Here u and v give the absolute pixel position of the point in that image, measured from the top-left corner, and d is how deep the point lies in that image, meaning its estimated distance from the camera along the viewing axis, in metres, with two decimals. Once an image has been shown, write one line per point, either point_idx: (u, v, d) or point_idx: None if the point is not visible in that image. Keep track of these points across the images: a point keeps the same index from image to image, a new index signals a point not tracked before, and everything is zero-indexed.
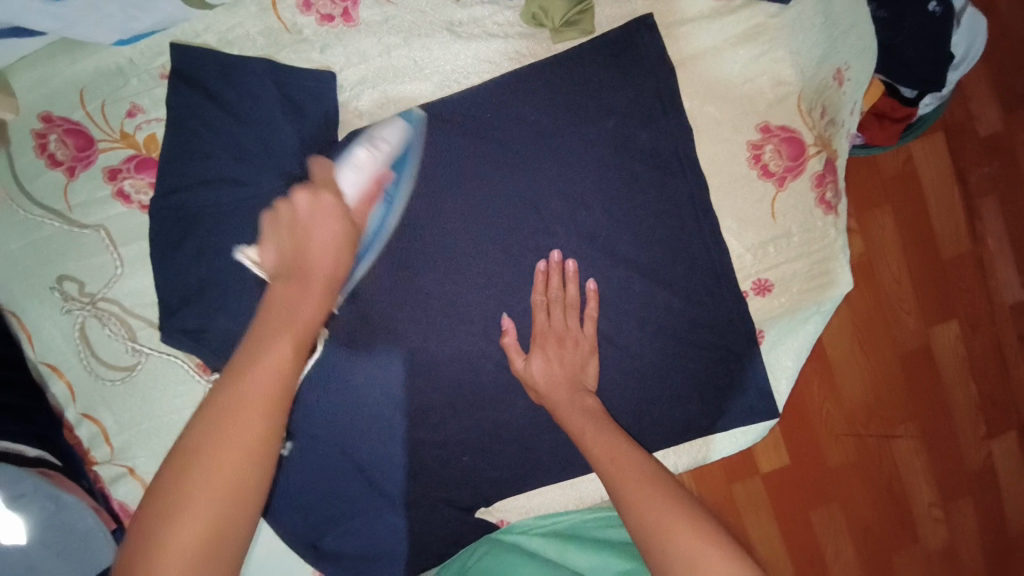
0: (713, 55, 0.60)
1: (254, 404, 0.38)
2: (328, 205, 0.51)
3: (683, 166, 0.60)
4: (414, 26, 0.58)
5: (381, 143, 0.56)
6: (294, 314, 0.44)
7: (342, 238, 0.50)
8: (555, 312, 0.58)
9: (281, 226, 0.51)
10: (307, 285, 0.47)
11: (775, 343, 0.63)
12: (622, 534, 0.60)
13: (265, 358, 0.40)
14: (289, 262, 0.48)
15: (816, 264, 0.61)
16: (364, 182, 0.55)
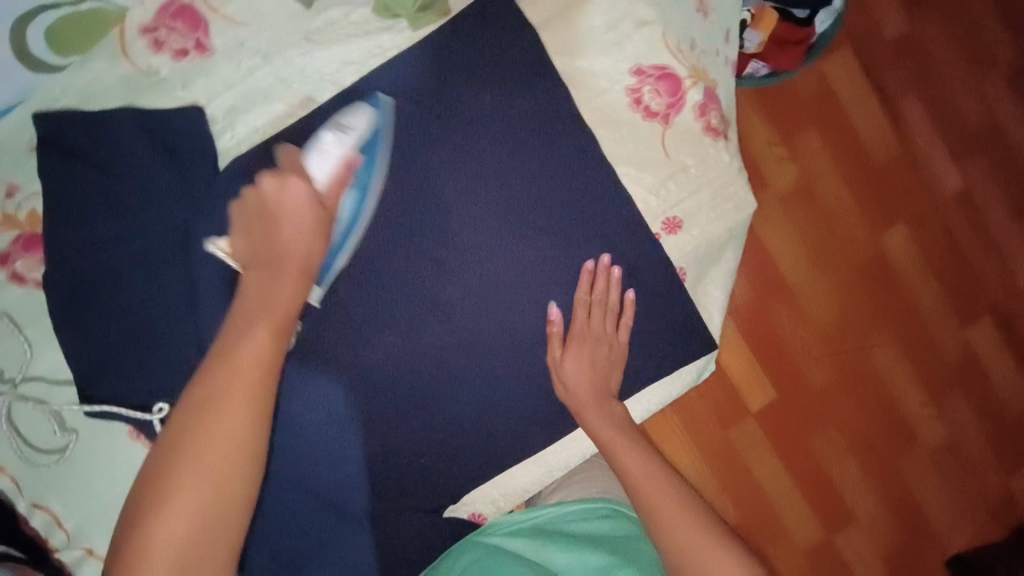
0: (571, 10, 0.60)
1: (240, 400, 0.39)
2: (300, 186, 0.47)
3: (570, 125, 0.60)
4: (272, 43, 0.57)
5: (347, 127, 0.54)
6: (265, 305, 0.43)
7: (318, 217, 0.47)
8: (596, 315, 0.60)
9: (250, 215, 0.47)
10: (276, 271, 0.45)
11: (699, 277, 0.64)
12: (603, 527, 0.62)
13: (240, 341, 0.41)
14: (259, 254, 0.46)
15: (718, 191, 0.63)
16: (337, 166, 0.51)
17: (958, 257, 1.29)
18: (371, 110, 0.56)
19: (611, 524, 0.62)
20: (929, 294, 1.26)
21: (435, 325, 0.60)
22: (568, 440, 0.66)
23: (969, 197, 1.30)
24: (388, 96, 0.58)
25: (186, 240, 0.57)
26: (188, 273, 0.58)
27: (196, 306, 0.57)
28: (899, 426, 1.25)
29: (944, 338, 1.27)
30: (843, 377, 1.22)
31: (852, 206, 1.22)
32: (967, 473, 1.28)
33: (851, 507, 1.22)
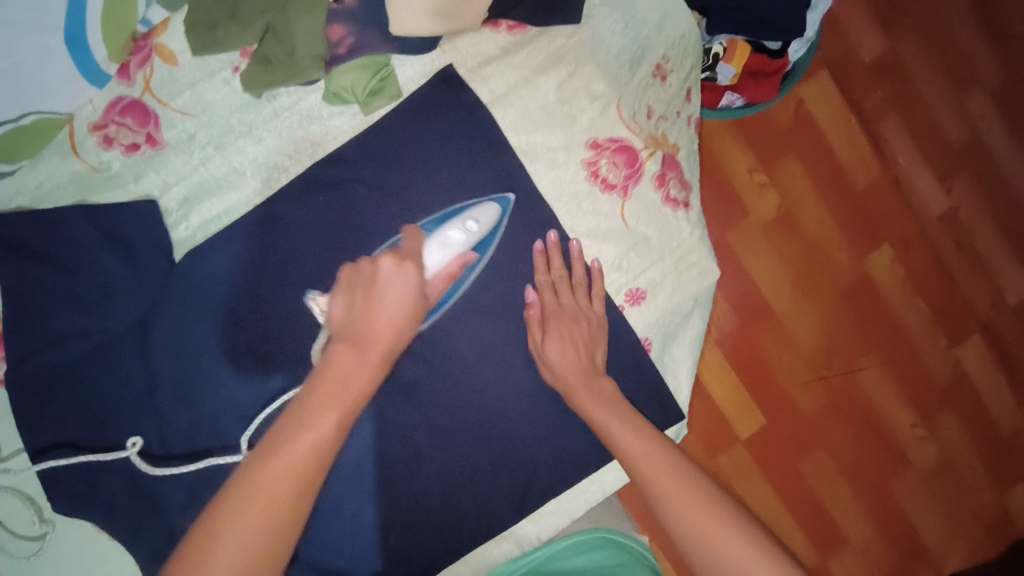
0: (523, 87, 0.59)
1: (295, 472, 0.37)
2: (411, 273, 0.47)
3: (527, 199, 0.60)
4: (223, 133, 0.57)
5: (475, 225, 0.55)
6: (348, 384, 0.41)
7: (416, 307, 0.47)
8: (563, 292, 0.58)
9: (348, 280, 0.47)
10: (365, 352, 0.43)
11: (666, 345, 0.63)
12: (596, 556, 0.60)
13: (310, 419, 0.39)
14: (352, 328, 0.44)
15: (680, 259, 0.62)
16: (448, 260, 0.53)
17: (946, 277, 1.28)
18: (497, 211, 0.58)
19: (601, 552, 0.61)
20: (917, 315, 1.26)
21: (399, 406, 0.58)
22: (542, 514, 0.64)
23: (956, 216, 1.29)
24: (513, 195, 0.59)
25: (144, 333, 0.57)
26: (146, 365, 0.57)
27: (157, 400, 0.57)
28: (893, 452, 1.24)
29: (933, 361, 1.27)
30: (831, 402, 1.21)
31: (835, 231, 1.21)
32: (963, 495, 1.27)
33: (844, 532, 1.22)
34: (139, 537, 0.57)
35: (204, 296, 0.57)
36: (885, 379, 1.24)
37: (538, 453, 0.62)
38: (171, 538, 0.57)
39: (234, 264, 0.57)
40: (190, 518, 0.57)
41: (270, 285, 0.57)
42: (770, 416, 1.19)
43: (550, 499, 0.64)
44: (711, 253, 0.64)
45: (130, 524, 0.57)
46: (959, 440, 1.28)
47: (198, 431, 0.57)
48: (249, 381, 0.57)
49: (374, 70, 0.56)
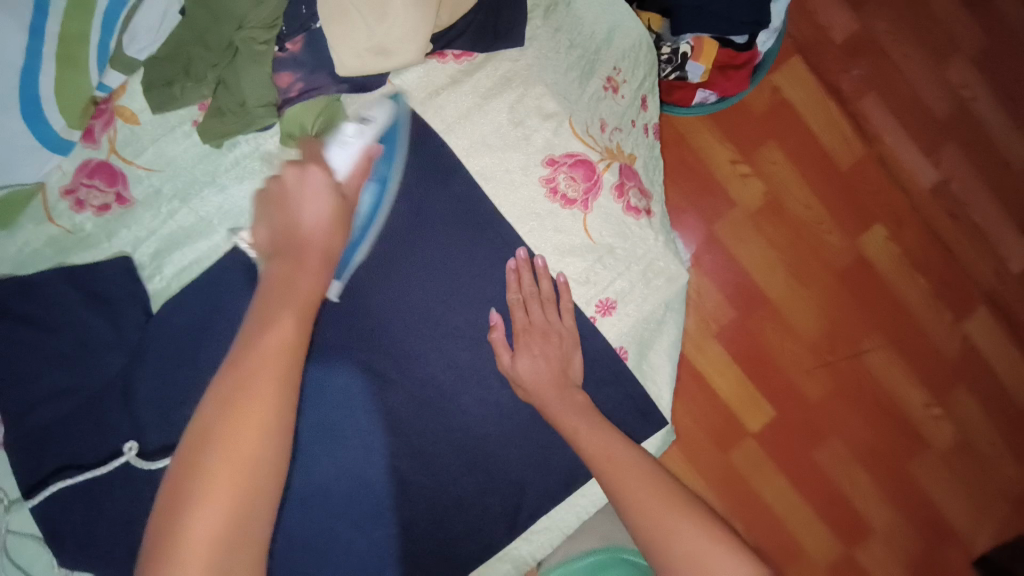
0: (476, 113, 0.60)
1: (273, 373, 0.40)
2: (319, 174, 0.53)
3: (489, 220, 0.60)
4: (188, 184, 0.59)
5: (370, 117, 0.58)
6: (289, 287, 0.47)
7: (337, 207, 0.52)
8: (533, 308, 0.59)
9: (274, 201, 0.53)
10: (298, 256, 0.49)
11: (643, 353, 0.63)
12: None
13: (270, 322, 0.43)
14: (284, 240, 0.51)
15: (648, 267, 0.62)
16: (353, 155, 0.56)
17: (944, 249, 1.27)
18: (393, 105, 0.59)
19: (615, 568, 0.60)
20: (917, 290, 1.25)
21: (382, 437, 0.59)
22: (534, 531, 0.64)
23: (949, 188, 1.27)
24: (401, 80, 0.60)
25: (127, 387, 0.58)
26: (132, 420, 0.58)
27: (144, 450, 0.58)
28: (907, 432, 1.23)
29: (938, 336, 1.25)
30: (835, 387, 1.21)
31: (823, 214, 1.22)
32: (987, 472, 1.25)
33: (866, 519, 1.21)
34: None
35: (184, 346, 0.58)
36: (890, 358, 1.24)
37: (525, 474, 0.62)
38: None
39: (206, 309, 0.59)
40: None
41: None
42: (778, 403, 1.19)
43: (540, 517, 0.64)
44: (679, 257, 0.64)
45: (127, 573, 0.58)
46: (974, 414, 1.26)
47: None
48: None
49: (321, 110, 0.57)
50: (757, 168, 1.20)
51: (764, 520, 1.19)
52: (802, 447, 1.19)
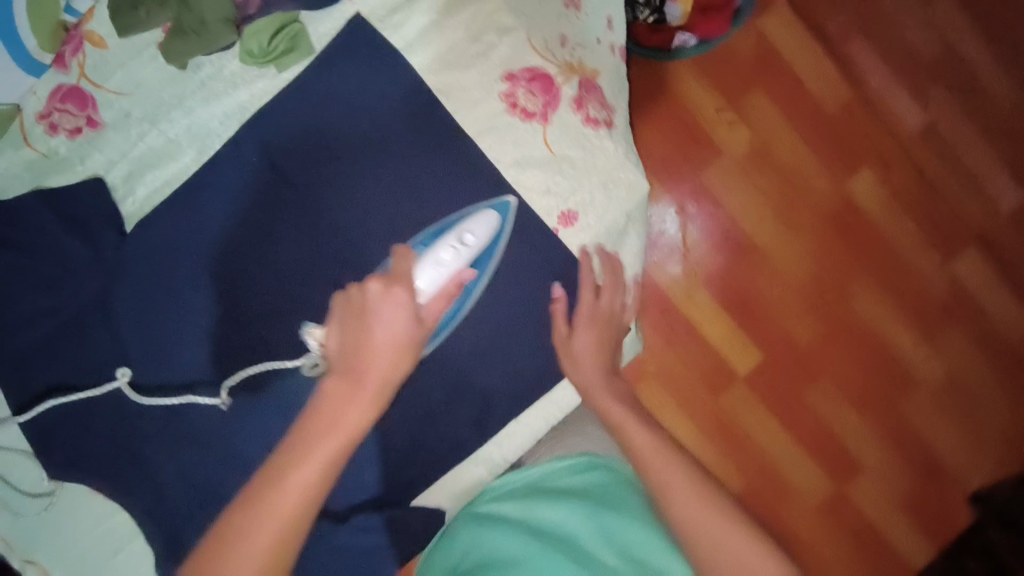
0: (434, 31, 0.61)
1: (279, 528, 0.42)
2: (402, 299, 0.52)
3: (451, 136, 0.62)
4: (156, 106, 0.61)
5: (469, 237, 0.59)
6: (334, 424, 0.46)
7: (409, 339, 0.51)
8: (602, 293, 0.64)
9: (348, 313, 0.51)
10: (357, 388, 0.48)
11: (606, 264, 0.65)
12: (583, 480, 0.67)
13: (296, 466, 0.44)
14: (345, 360, 0.49)
15: (608, 178, 0.63)
16: (442, 279, 0.56)
17: (930, 189, 1.30)
18: (492, 218, 0.61)
19: (594, 474, 0.68)
20: (905, 232, 1.29)
21: None
22: (505, 436, 0.67)
23: (936, 130, 1.28)
24: (513, 197, 0.62)
25: (106, 305, 0.61)
26: (113, 336, 0.61)
27: (126, 363, 0.61)
28: (897, 372, 1.30)
29: (925, 276, 1.31)
30: (828, 330, 1.28)
31: (808, 160, 1.27)
32: (978, 409, 1.31)
33: (858, 459, 1.29)
34: (131, 495, 0.62)
35: (158, 263, 0.61)
36: (880, 301, 1.29)
37: (493, 383, 0.65)
38: (156, 493, 0.62)
39: (181, 229, 0.61)
40: (173, 471, 0.62)
41: (224, 246, 0.61)
42: (773, 349, 1.27)
43: (509, 421, 0.67)
44: (641, 169, 0.65)
45: (120, 479, 0.62)
46: (963, 351, 1.31)
47: (167, 387, 0.61)
48: (207, 342, 0.61)
49: (279, 28, 0.59)
50: (747, 110, 1.23)
51: (748, 453, 1.27)
52: (795, 392, 1.28)
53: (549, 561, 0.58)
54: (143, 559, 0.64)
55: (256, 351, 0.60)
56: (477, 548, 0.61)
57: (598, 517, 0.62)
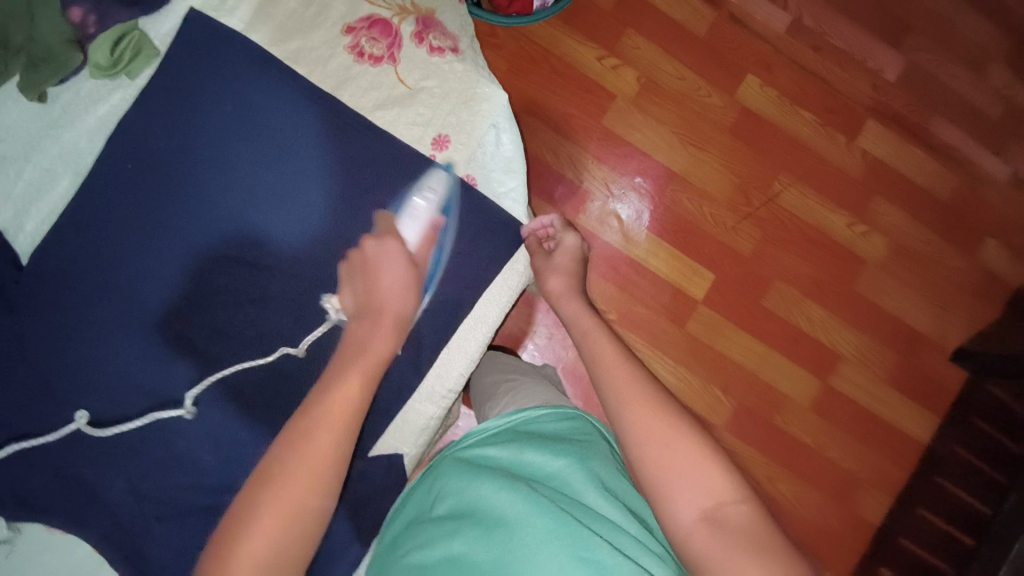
0: (273, 6, 0.73)
1: (326, 430, 0.51)
2: (392, 245, 0.67)
3: (311, 95, 0.72)
4: (28, 142, 0.68)
5: (431, 193, 0.72)
6: (364, 352, 0.58)
7: (409, 275, 0.65)
8: (568, 238, 0.77)
9: (355, 271, 0.67)
10: (377, 321, 0.61)
11: (488, 172, 0.76)
12: (564, 427, 0.69)
13: (338, 384, 0.54)
14: (363, 303, 0.63)
15: (463, 96, 0.75)
16: (421, 228, 0.71)
17: (815, 80, 1.41)
18: (445, 176, 0.73)
19: (576, 425, 0.70)
20: (805, 123, 1.39)
21: (273, 318, 0.69)
22: (442, 367, 0.74)
23: (801, 25, 1.41)
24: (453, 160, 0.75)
25: (19, 341, 0.64)
26: (34, 369, 0.64)
27: (54, 393, 0.64)
28: (839, 254, 1.39)
29: (837, 162, 1.40)
30: (765, 233, 1.37)
31: (699, 82, 1.37)
32: (922, 267, 1.41)
33: (834, 346, 1.38)
34: (84, 527, 0.62)
35: (65, 284, 0.66)
36: (801, 198, 1.38)
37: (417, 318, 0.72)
38: (113, 517, 0.63)
39: (77, 250, 0.67)
40: (121, 491, 0.64)
41: (126, 253, 0.67)
42: (724, 264, 1.36)
43: (439, 353, 0.74)
44: (489, 78, 0.76)
45: (72, 518, 0.62)
46: (891, 218, 1.41)
47: (109, 402, 0.65)
48: (130, 343, 0.66)
49: (115, 44, 0.68)
50: (627, 51, 1.35)
51: (723, 366, 1.35)
52: (757, 298, 1.36)
53: (535, 505, 0.56)
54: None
55: (193, 341, 0.67)
56: (458, 493, 0.61)
57: (587, 464, 0.63)
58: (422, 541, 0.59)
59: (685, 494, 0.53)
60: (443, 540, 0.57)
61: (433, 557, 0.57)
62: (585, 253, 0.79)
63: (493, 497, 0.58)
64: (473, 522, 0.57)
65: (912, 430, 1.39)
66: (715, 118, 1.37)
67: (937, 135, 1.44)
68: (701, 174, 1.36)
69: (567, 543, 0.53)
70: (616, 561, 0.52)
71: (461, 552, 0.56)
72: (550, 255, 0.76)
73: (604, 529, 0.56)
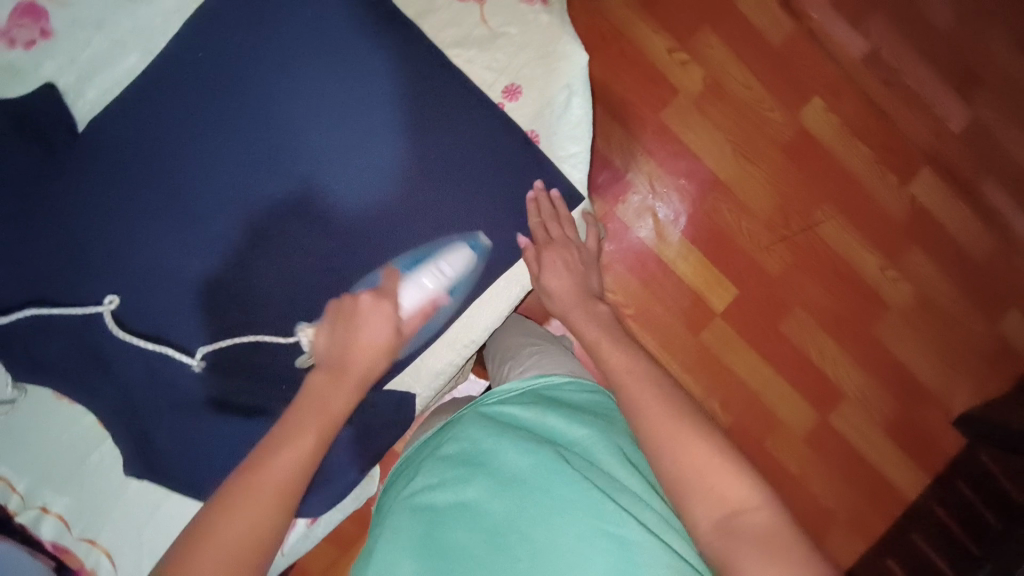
0: None
1: (279, 469, 0.53)
2: (385, 309, 0.68)
3: (391, 20, 0.73)
4: (102, 13, 0.70)
5: (447, 268, 0.72)
6: (328, 406, 0.60)
7: (391, 343, 0.68)
8: (552, 227, 0.75)
9: (341, 315, 0.68)
10: (343, 378, 0.63)
11: (552, 132, 0.79)
12: (587, 399, 0.69)
13: (298, 432, 0.56)
14: (337, 355, 0.65)
15: (543, 49, 0.77)
16: (421, 299, 0.72)
17: (879, 115, 1.38)
18: (468, 254, 0.74)
19: (598, 399, 0.70)
20: (860, 157, 1.37)
21: (310, 233, 0.69)
22: (469, 318, 0.78)
23: (878, 56, 1.38)
24: (485, 235, 0.74)
25: (62, 205, 0.66)
26: (69, 235, 0.66)
27: (85, 262, 0.66)
28: (867, 296, 1.37)
29: (885, 203, 1.37)
30: (797, 259, 1.35)
31: (763, 94, 1.34)
32: (944, 325, 1.40)
33: (839, 384, 1.37)
34: (95, 399, 0.68)
35: (115, 159, 0.67)
36: (840, 232, 1.37)
37: (454, 259, 0.73)
38: (126, 398, 0.68)
39: (133, 129, 0.68)
40: (141, 374, 0.67)
41: (179, 141, 0.68)
42: (750, 281, 1.34)
43: (469, 305, 0.77)
44: (571, 36, 0.77)
45: (88, 389, 0.68)
46: (925, 270, 1.39)
47: (137, 285, 0.67)
48: (167, 228, 0.67)
49: None
50: (700, 46, 1.32)
51: (725, 381, 1.35)
52: (776, 325, 1.35)
53: (553, 469, 0.57)
54: (112, 459, 0.73)
55: (226, 240, 0.68)
56: (476, 443, 0.62)
57: (608, 437, 0.63)
58: (434, 482, 0.60)
59: (701, 497, 0.53)
60: (457, 486, 0.59)
61: (445, 500, 0.58)
62: (573, 236, 0.77)
63: (509, 456, 0.60)
64: (488, 475, 0.59)
65: (898, 482, 1.38)
66: (771, 133, 1.34)
67: (989, 197, 1.41)
68: (746, 187, 1.34)
69: (587, 514, 0.54)
70: (639, 535, 0.53)
71: (473, 501, 0.58)
72: (540, 260, 0.74)
73: (627, 502, 0.57)
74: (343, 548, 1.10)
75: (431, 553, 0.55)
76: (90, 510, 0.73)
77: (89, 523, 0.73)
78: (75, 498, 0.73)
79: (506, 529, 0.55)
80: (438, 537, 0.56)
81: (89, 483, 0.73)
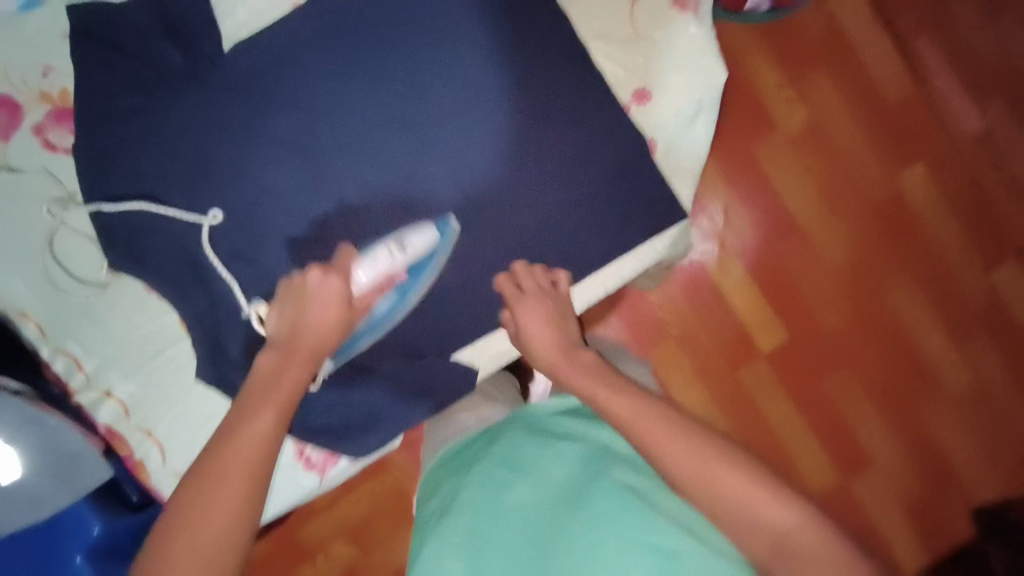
0: None
1: (241, 466, 0.55)
2: (334, 283, 0.64)
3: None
4: None
5: (410, 246, 0.68)
6: (276, 383, 0.60)
7: (341, 313, 0.63)
8: (527, 281, 0.72)
9: (293, 295, 0.65)
10: (289, 353, 0.62)
11: (670, 143, 0.79)
12: None
13: (253, 420, 0.57)
14: (286, 335, 0.63)
15: (681, 58, 0.78)
16: (377, 274, 0.67)
17: (978, 195, 1.32)
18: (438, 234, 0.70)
19: None
20: (948, 234, 1.32)
21: (415, 193, 0.72)
22: None
23: (993, 135, 1.32)
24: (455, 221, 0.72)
25: (203, 119, 0.71)
26: (200, 147, 0.71)
27: (209, 175, 0.71)
28: (920, 376, 1.33)
29: (962, 285, 1.33)
30: (855, 323, 1.32)
31: (865, 147, 1.30)
32: (994, 423, 1.34)
33: (868, 454, 1.33)
34: (185, 298, 0.73)
35: (253, 84, 0.71)
36: (908, 305, 1.32)
37: (544, 244, 0.75)
38: (211, 303, 0.73)
39: (273, 59, 0.71)
40: (227, 288, 0.72)
41: (314, 78, 0.71)
42: (806, 333, 1.32)
43: None
44: (713, 51, 0.78)
45: (179, 287, 0.72)
46: (988, 364, 1.34)
47: (246, 204, 0.71)
48: (287, 159, 0.72)
49: None
50: (813, 86, 1.29)
51: (753, 424, 1.32)
52: (820, 383, 1.32)
53: (597, 482, 0.62)
54: (185, 358, 0.78)
55: (339, 181, 0.72)
56: (521, 452, 0.68)
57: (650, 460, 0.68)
58: (479, 484, 0.66)
59: (745, 530, 0.53)
60: (501, 489, 0.65)
61: (490, 501, 0.64)
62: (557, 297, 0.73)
63: (552, 467, 0.65)
64: (531, 483, 0.65)
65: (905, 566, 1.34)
66: (864, 189, 1.30)
67: None
68: (825, 238, 1.31)
69: (635, 528, 0.58)
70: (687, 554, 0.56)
71: (518, 505, 0.63)
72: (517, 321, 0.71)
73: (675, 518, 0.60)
74: (344, 492, 1.12)
75: (473, 548, 0.61)
76: (148, 405, 0.78)
77: (144, 416, 0.78)
78: (137, 390, 0.78)
79: (549, 532, 0.60)
80: (480, 536, 0.62)
81: (152, 379, 0.78)
